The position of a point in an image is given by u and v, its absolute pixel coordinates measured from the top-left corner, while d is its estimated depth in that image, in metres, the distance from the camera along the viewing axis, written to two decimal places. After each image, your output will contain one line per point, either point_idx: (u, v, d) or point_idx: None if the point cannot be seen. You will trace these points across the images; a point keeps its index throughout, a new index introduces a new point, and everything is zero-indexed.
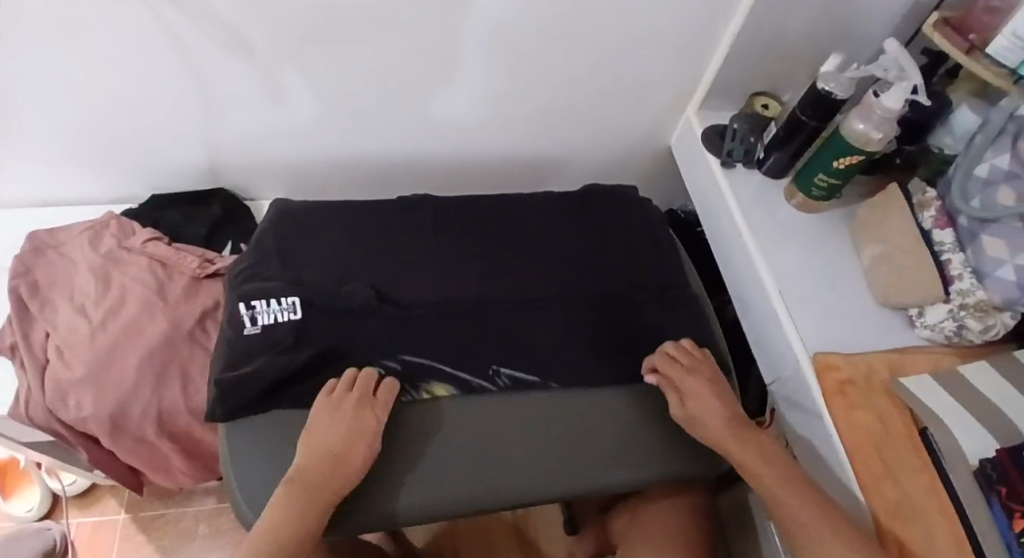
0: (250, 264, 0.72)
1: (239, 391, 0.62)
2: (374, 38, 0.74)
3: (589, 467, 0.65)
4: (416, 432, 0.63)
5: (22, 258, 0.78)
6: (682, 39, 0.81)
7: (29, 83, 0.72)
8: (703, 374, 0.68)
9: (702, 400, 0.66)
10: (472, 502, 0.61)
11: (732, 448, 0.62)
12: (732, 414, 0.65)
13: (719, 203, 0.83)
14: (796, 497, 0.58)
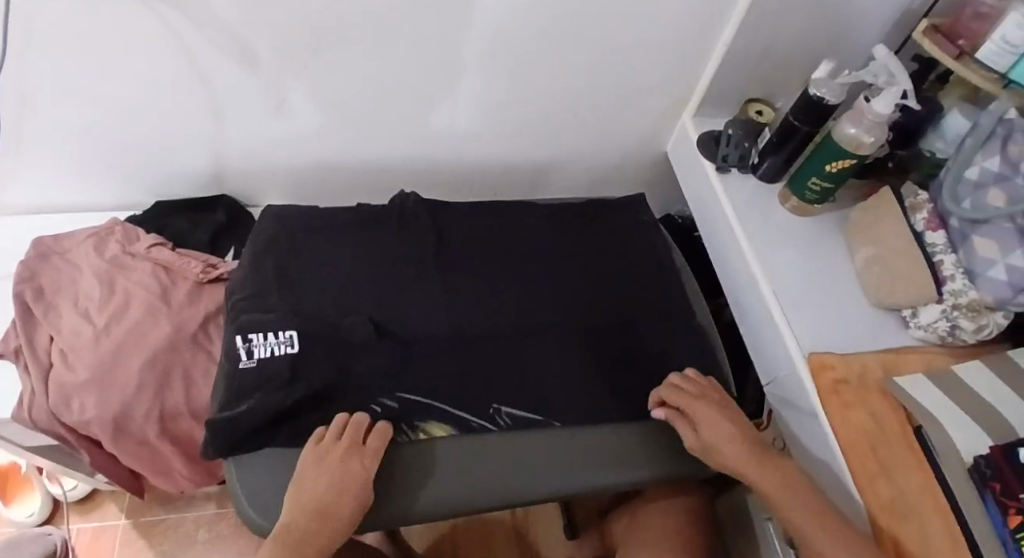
0: (243, 295, 0.69)
1: (232, 429, 0.60)
2: (376, 42, 0.75)
3: (589, 467, 0.65)
4: (414, 466, 0.62)
5: (27, 264, 0.80)
6: (677, 45, 0.83)
7: (35, 89, 0.73)
8: (714, 401, 0.66)
9: (717, 428, 0.63)
10: (484, 497, 0.62)
11: (754, 476, 0.59)
12: (750, 441, 0.62)
13: (715, 207, 0.84)
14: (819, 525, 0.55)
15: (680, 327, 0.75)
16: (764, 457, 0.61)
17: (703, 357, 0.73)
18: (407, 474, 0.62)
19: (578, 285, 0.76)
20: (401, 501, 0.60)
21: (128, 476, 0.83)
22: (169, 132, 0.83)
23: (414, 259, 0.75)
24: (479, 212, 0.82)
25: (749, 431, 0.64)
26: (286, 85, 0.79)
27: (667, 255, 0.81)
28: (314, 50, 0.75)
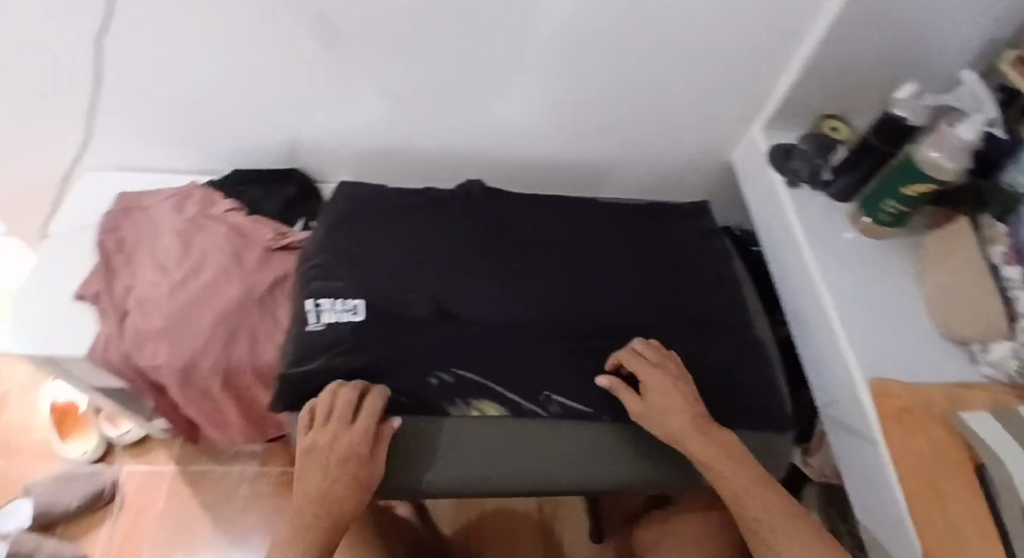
0: (318, 262, 0.72)
1: (304, 385, 0.64)
2: (448, 32, 0.76)
3: (578, 466, 0.65)
4: (424, 435, 0.63)
5: (113, 216, 0.85)
6: (753, 57, 0.82)
7: (126, 54, 0.77)
8: (669, 370, 0.65)
9: (664, 396, 0.62)
10: (485, 483, 0.63)
11: (693, 445, 0.59)
12: (695, 411, 0.61)
13: (779, 222, 0.83)
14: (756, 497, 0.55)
15: (738, 341, 0.73)
16: (707, 428, 0.60)
17: (760, 375, 0.71)
18: (417, 449, 0.63)
19: (636, 286, 0.76)
20: (435, 468, 0.62)
21: (183, 422, 0.89)
22: (248, 107, 0.86)
23: (475, 247, 0.76)
24: (541, 205, 0.83)
25: (698, 403, 0.63)
26: (362, 68, 0.81)
27: (728, 264, 0.81)
28: (391, 37, 0.77)
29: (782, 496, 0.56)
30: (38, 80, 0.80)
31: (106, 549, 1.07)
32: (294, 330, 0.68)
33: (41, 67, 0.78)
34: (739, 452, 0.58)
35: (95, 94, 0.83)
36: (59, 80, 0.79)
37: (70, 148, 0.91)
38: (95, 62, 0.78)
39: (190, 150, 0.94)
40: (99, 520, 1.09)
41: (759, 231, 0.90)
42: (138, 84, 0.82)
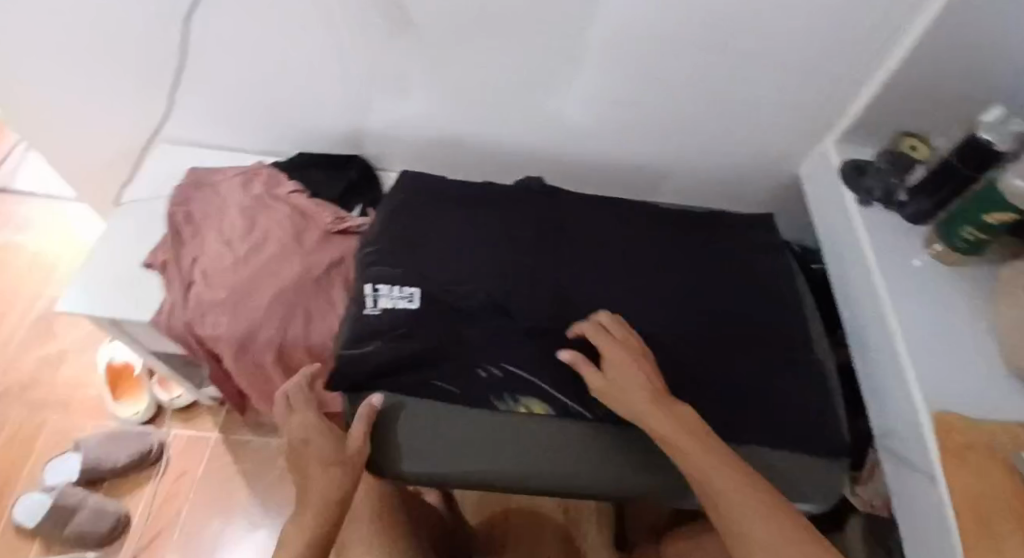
0: (378, 248, 0.74)
1: (357, 368, 0.65)
2: (523, 26, 0.76)
3: (566, 464, 0.63)
4: (416, 418, 0.64)
5: (184, 190, 0.89)
6: (832, 68, 0.80)
7: (210, 29, 0.80)
8: (631, 347, 0.64)
9: (624, 371, 0.61)
10: (468, 470, 0.62)
11: (653, 423, 0.58)
12: (655, 388, 0.60)
13: (847, 242, 0.81)
14: (715, 470, 0.53)
15: (794, 360, 0.72)
16: (666, 404, 0.59)
17: (814, 396, 0.69)
18: (408, 431, 0.63)
19: (694, 295, 0.75)
20: (468, 458, 0.62)
21: (235, 393, 0.91)
22: (320, 90, 0.89)
23: (535, 244, 0.76)
24: (600, 206, 0.83)
25: (658, 380, 0.62)
26: (434, 58, 0.82)
27: (789, 281, 0.79)
28: (466, 29, 0.78)
29: (742, 472, 0.54)
30: (129, 49, 0.84)
31: (147, 507, 1.11)
32: (352, 313, 0.69)
33: (132, 36, 0.82)
34: (696, 427, 0.57)
35: (178, 69, 0.86)
36: (148, 51, 0.83)
37: (149, 118, 0.96)
38: (182, 36, 0.81)
39: (258, 127, 0.96)
40: (142, 479, 1.14)
41: (824, 252, 0.88)
42: (217, 60, 0.85)
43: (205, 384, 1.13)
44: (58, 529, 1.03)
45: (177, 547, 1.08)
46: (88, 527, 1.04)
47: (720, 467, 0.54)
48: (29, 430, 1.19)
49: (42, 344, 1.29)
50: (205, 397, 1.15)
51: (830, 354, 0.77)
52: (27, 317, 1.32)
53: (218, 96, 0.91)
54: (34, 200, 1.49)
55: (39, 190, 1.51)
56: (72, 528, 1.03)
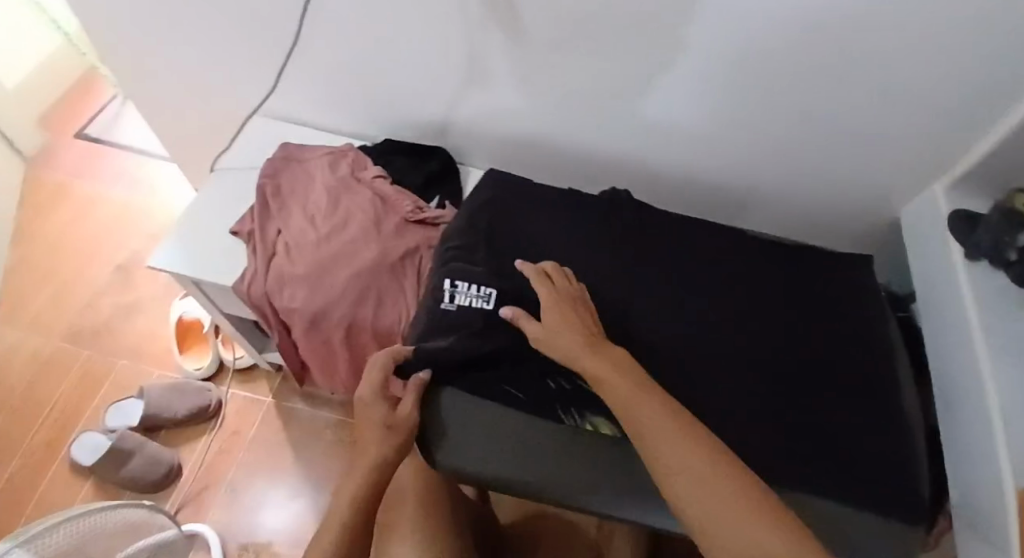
0: (458, 244, 0.75)
1: (432, 362, 0.66)
2: (630, 33, 0.76)
3: (596, 486, 0.63)
4: (466, 408, 0.65)
5: (274, 163, 0.94)
6: (950, 110, 0.76)
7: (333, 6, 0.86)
8: (569, 296, 0.67)
9: (557, 317, 0.64)
10: (499, 468, 0.64)
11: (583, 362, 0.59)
12: (586, 332, 0.62)
13: (952, 295, 0.77)
14: (641, 400, 0.54)
15: (875, 412, 0.68)
16: (595, 344, 0.60)
17: (893, 454, 0.66)
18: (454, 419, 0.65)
19: (773, 330, 0.73)
20: (535, 464, 0.64)
21: (299, 365, 0.94)
22: (420, 77, 0.93)
23: (615, 257, 0.76)
24: (683, 225, 0.81)
25: (589, 325, 0.64)
26: (534, 58, 0.83)
27: (882, 329, 0.75)
28: (571, 32, 0.78)
29: (665, 399, 0.55)
30: (257, 17, 0.91)
31: (199, 459, 1.16)
32: (428, 307, 0.71)
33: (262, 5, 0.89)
34: (624, 362, 0.58)
35: (295, 41, 0.93)
36: (273, 19, 0.91)
37: (260, 90, 1.05)
38: (305, 9, 0.87)
39: (356, 115, 1.04)
40: (197, 432, 1.19)
41: (920, 308, 0.85)
42: (333, 37, 0.91)
43: (267, 348, 1.16)
44: (114, 470, 1.10)
45: (222, 502, 1.12)
46: (142, 472, 1.10)
47: (641, 391, 0.55)
48: (100, 371, 1.26)
49: (119, 290, 1.36)
50: (265, 361, 1.19)
51: (919, 414, 0.72)
52: (109, 263, 1.40)
53: (327, 73, 0.98)
54: (126, 154, 1.58)
55: (131, 144, 1.60)
56: (127, 471, 1.10)
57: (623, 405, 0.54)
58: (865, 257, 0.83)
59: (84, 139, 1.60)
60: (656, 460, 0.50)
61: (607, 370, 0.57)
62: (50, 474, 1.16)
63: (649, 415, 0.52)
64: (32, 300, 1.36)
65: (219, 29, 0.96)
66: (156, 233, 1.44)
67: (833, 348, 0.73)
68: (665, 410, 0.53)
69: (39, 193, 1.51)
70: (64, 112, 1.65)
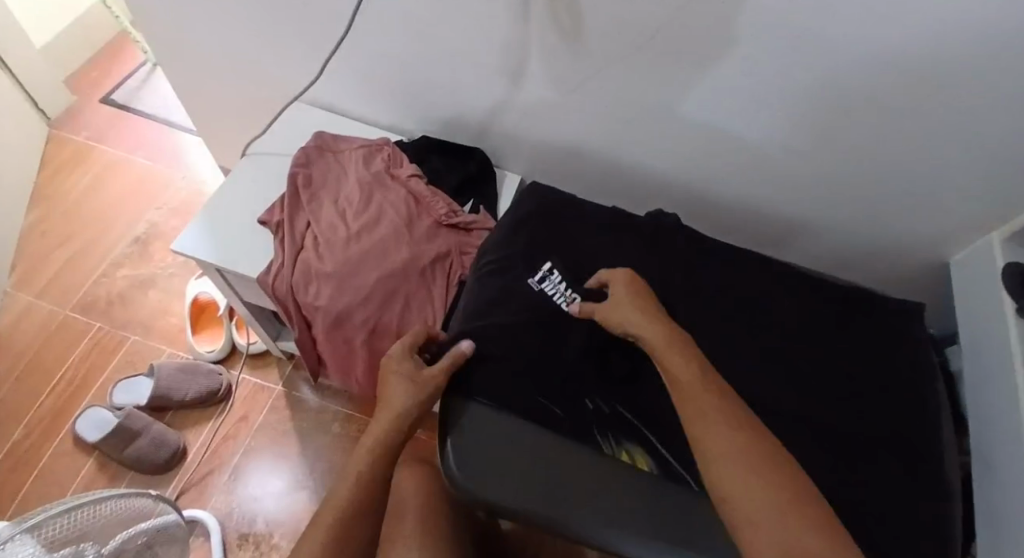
0: (526, 239, 0.76)
1: (470, 373, 0.67)
2: (688, 52, 0.74)
3: (619, 523, 0.59)
4: (493, 424, 0.64)
5: (308, 152, 0.92)
6: (1014, 162, 0.73)
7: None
8: (639, 283, 0.66)
9: (620, 286, 0.65)
10: (516, 494, 0.60)
11: (650, 335, 0.59)
12: (651, 309, 0.62)
13: (1000, 351, 0.74)
14: (697, 384, 0.55)
15: (917, 470, 0.65)
16: (658, 318, 0.61)
17: (935, 515, 0.62)
18: (479, 431, 0.63)
19: (814, 371, 0.70)
20: (555, 497, 0.60)
21: (315, 359, 0.91)
22: (467, 78, 0.91)
23: (657, 282, 0.74)
24: (727, 253, 0.79)
25: (656, 304, 0.64)
26: (586, 69, 0.81)
27: (931, 382, 0.72)
28: (630, 47, 0.75)
29: (721, 386, 0.56)
30: (307, 2, 0.89)
31: (205, 443, 1.15)
32: (506, 284, 0.73)
33: None
34: (688, 344, 0.59)
35: (344, 31, 0.92)
36: (323, 6, 0.88)
37: (303, 75, 1.04)
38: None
39: (396, 108, 1.03)
40: (204, 416, 1.17)
41: (964, 358, 0.82)
42: (383, 28, 0.89)
43: (282, 336, 1.14)
44: (119, 449, 1.08)
45: (224, 487, 1.11)
46: (148, 453, 1.09)
47: (702, 376, 0.55)
48: (110, 343, 1.24)
49: (135, 262, 1.34)
50: (279, 349, 1.17)
51: (959, 471, 0.70)
52: (126, 234, 1.38)
53: (371, 64, 0.96)
54: (151, 124, 1.55)
55: (157, 114, 1.57)
56: (132, 451, 1.09)
57: (682, 383, 0.55)
58: (921, 305, 0.79)
59: (109, 105, 1.57)
60: (710, 450, 0.51)
61: (668, 348, 0.58)
62: (54, 444, 1.14)
63: (705, 399, 0.54)
64: (47, 264, 1.34)
65: (266, 10, 0.94)
66: (176, 207, 1.42)
67: (876, 396, 0.69)
68: (720, 396, 0.54)
69: (59, 156, 1.49)
70: (90, 76, 1.62)
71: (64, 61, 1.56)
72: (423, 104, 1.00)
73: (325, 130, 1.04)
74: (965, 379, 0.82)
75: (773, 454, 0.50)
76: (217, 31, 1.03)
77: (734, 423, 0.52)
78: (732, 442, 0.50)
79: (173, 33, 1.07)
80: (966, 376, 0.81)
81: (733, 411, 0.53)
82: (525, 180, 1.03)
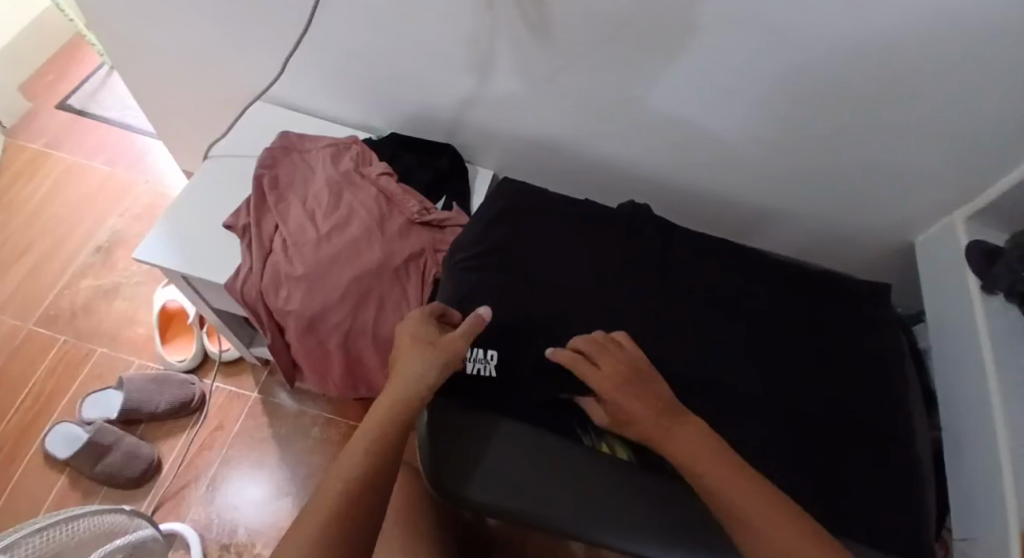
0: (500, 234, 0.76)
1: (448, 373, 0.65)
2: (656, 43, 0.74)
3: (601, 512, 0.60)
4: (473, 426, 0.64)
5: (274, 152, 0.90)
6: (973, 145, 0.75)
7: None
8: (626, 378, 0.60)
9: (626, 401, 0.59)
10: (500, 488, 0.60)
11: (660, 445, 0.57)
12: (655, 415, 0.58)
13: (964, 329, 0.76)
14: (687, 443, 0.57)
15: (887, 453, 0.66)
16: (662, 426, 0.58)
17: (906, 490, 0.64)
18: (463, 431, 0.63)
19: (787, 355, 0.71)
20: (539, 491, 0.61)
21: (289, 364, 0.90)
22: (435, 75, 0.90)
23: (630, 273, 0.74)
24: (699, 242, 0.79)
25: (650, 394, 0.60)
26: (555, 62, 0.81)
27: (898, 361, 0.73)
28: (599, 41, 0.75)
29: (707, 437, 0.58)
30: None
31: (180, 454, 1.12)
32: (479, 279, 0.71)
33: None
34: (675, 411, 0.60)
35: (305, 29, 0.90)
36: (283, 4, 0.86)
37: (266, 75, 1.01)
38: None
39: (365, 104, 1.01)
40: (177, 426, 1.15)
41: (931, 336, 0.84)
42: (345, 25, 0.87)
43: (256, 341, 1.12)
44: (91, 464, 1.05)
45: (203, 498, 1.08)
46: (120, 468, 1.06)
47: (692, 436, 0.57)
48: (77, 356, 1.21)
49: (100, 271, 1.30)
50: (253, 355, 1.15)
51: (929, 447, 0.72)
52: (89, 242, 1.33)
53: (338, 60, 0.94)
54: (111, 128, 1.50)
55: (116, 118, 1.52)
56: (104, 466, 1.06)
57: (676, 451, 0.57)
58: (885, 283, 0.80)
59: (66, 110, 1.52)
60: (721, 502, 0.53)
61: (664, 430, 0.58)
62: (21, 463, 1.10)
63: (699, 459, 0.56)
64: (7, 277, 1.29)
65: (225, 8, 0.91)
66: (140, 214, 1.38)
67: (849, 377, 0.71)
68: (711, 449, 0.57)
69: (15, 164, 1.43)
70: (46, 80, 1.56)
71: (15, 65, 1.49)
72: (391, 102, 0.98)
73: (292, 129, 1.02)
74: (931, 355, 0.84)
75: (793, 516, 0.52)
76: (175, 32, 1.00)
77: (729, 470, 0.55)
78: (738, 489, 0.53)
79: (128, 33, 1.03)
80: (932, 353, 0.83)
81: (722, 458, 0.56)
82: (496, 175, 1.03)
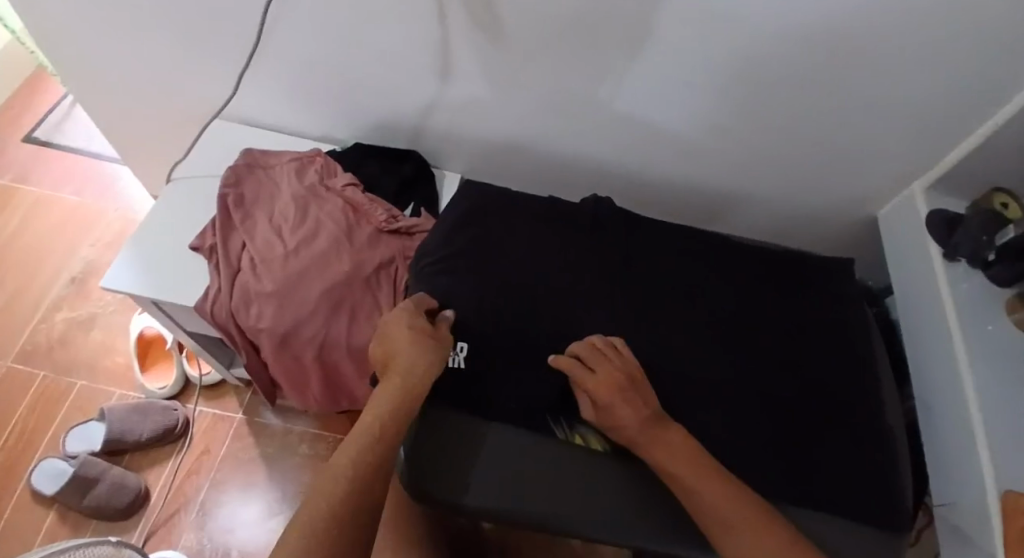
0: (467, 235, 0.76)
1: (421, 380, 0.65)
2: (609, 41, 0.74)
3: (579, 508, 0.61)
4: (449, 432, 0.63)
5: (237, 170, 0.90)
6: (923, 119, 0.76)
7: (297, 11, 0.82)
8: (620, 384, 0.60)
9: (617, 406, 0.58)
10: (479, 494, 0.61)
11: (643, 450, 0.58)
12: (641, 420, 0.58)
13: (929, 299, 0.77)
14: (665, 448, 0.57)
15: (861, 426, 0.67)
16: (648, 430, 0.58)
17: (879, 462, 0.65)
18: (439, 437, 0.63)
19: (756, 336, 0.72)
20: (517, 492, 0.61)
21: (268, 382, 0.90)
22: (394, 84, 0.90)
23: (597, 266, 0.74)
24: (664, 231, 0.80)
25: (641, 399, 0.59)
26: (511, 64, 0.81)
27: (867, 334, 0.74)
28: (552, 41, 0.76)
29: (690, 444, 0.58)
30: (220, 20, 0.86)
31: (168, 481, 1.11)
32: (448, 282, 0.71)
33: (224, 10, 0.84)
34: (663, 417, 0.59)
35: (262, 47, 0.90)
36: (237, 24, 0.86)
37: (225, 94, 1.01)
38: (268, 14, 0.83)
39: (327, 117, 1.01)
40: (163, 454, 1.14)
41: (898, 307, 0.85)
42: (300, 40, 0.87)
43: (236, 362, 1.12)
44: (78, 498, 1.04)
45: (194, 524, 1.07)
46: (107, 499, 1.05)
47: (674, 442, 0.58)
48: (57, 391, 1.19)
49: (74, 303, 1.29)
50: (234, 376, 1.14)
51: (903, 422, 0.72)
52: (63, 274, 1.32)
53: (296, 76, 0.94)
54: (77, 157, 1.49)
55: (83, 147, 1.50)
56: (92, 499, 1.04)
57: (657, 457, 0.57)
58: (849, 260, 0.82)
59: (31, 142, 1.50)
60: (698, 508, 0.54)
61: (649, 436, 0.58)
62: (6, 503, 1.09)
63: (677, 466, 0.56)
64: None
65: (179, 31, 0.90)
66: (112, 242, 1.37)
67: (818, 353, 0.72)
68: (690, 454, 0.57)
69: None
70: (8, 113, 1.54)
71: None
72: (353, 113, 0.98)
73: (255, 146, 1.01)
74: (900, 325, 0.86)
75: (771, 519, 0.53)
76: (131, 57, 0.99)
77: (706, 475, 0.56)
78: (714, 494, 0.54)
79: (83, 61, 1.02)
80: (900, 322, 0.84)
81: (700, 463, 0.57)
82: (464, 179, 1.03)
